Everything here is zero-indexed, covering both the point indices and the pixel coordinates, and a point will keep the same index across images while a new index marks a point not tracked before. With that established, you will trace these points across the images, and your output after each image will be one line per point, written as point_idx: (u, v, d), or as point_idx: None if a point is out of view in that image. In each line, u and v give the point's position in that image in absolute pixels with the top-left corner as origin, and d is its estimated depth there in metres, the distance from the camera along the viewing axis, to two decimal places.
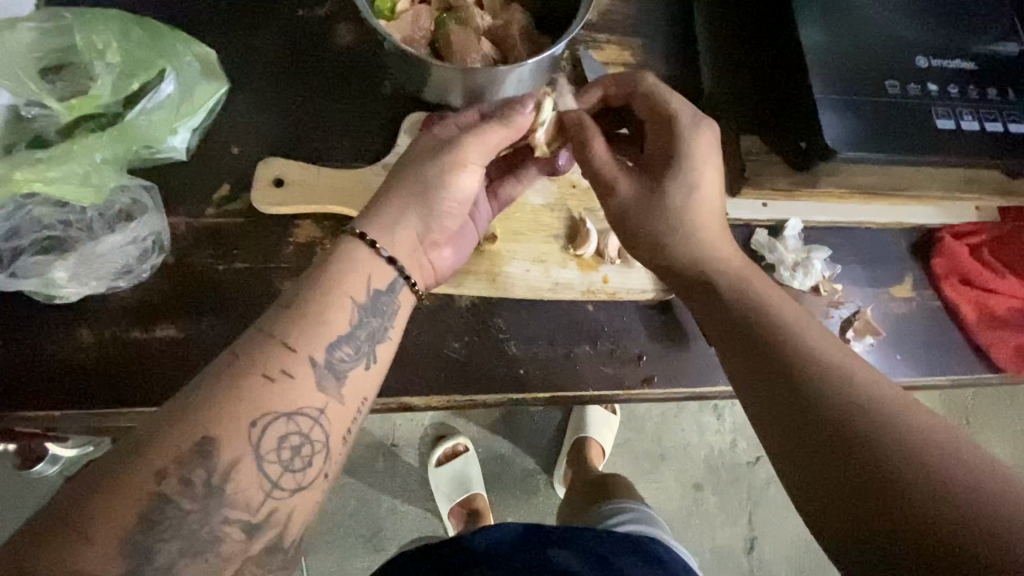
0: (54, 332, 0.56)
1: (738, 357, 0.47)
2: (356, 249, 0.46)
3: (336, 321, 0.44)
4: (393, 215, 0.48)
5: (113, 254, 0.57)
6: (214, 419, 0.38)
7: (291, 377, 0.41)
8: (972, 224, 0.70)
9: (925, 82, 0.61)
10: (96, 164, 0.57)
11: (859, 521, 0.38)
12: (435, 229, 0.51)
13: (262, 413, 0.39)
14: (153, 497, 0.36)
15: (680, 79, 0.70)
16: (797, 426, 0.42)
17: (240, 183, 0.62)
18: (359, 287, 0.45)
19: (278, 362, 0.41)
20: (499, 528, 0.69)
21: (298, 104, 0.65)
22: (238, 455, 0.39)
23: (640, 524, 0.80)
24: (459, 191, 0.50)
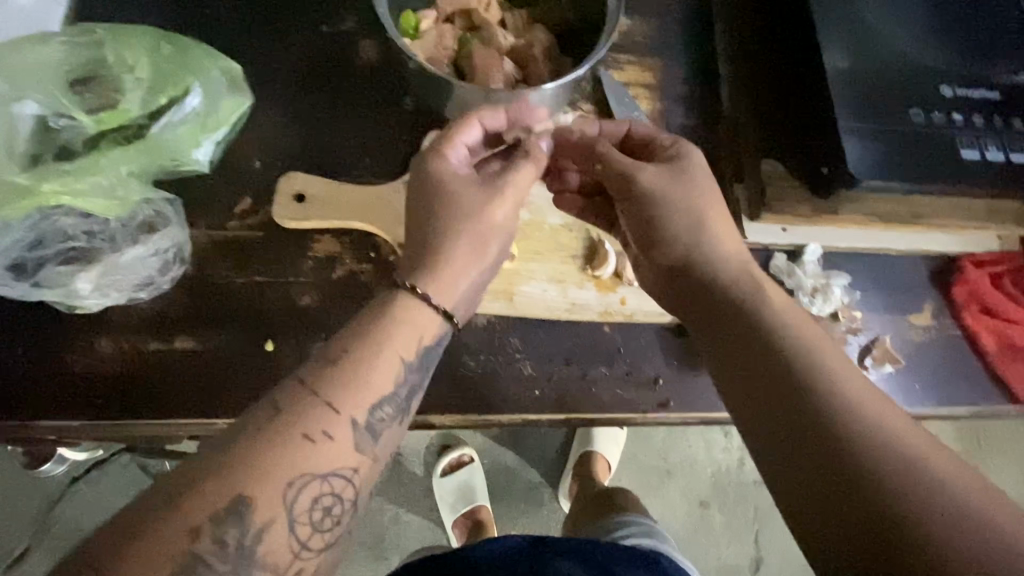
0: (76, 342, 0.56)
1: (741, 373, 0.47)
2: (412, 305, 0.48)
3: (386, 377, 0.45)
4: (450, 271, 0.50)
5: (136, 266, 0.58)
6: (256, 476, 0.39)
7: (330, 441, 0.42)
8: (994, 253, 0.69)
9: (949, 112, 0.61)
10: (122, 177, 0.58)
11: (833, 502, 0.39)
12: (484, 276, 0.53)
13: (296, 475, 0.40)
14: (187, 555, 0.37)
15: (699, 100, 0.70)
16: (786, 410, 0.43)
17: (261, 196, 0.62)
18: (409, 346, 0.47)
19: (321, 424, 0.42)
20: (503, 540, 0.68)
21: (320, 119, 0.65)
22: (273, 516, 0.39)
23: (642, 537, 0.79)
24: (501, 239, 0.53)
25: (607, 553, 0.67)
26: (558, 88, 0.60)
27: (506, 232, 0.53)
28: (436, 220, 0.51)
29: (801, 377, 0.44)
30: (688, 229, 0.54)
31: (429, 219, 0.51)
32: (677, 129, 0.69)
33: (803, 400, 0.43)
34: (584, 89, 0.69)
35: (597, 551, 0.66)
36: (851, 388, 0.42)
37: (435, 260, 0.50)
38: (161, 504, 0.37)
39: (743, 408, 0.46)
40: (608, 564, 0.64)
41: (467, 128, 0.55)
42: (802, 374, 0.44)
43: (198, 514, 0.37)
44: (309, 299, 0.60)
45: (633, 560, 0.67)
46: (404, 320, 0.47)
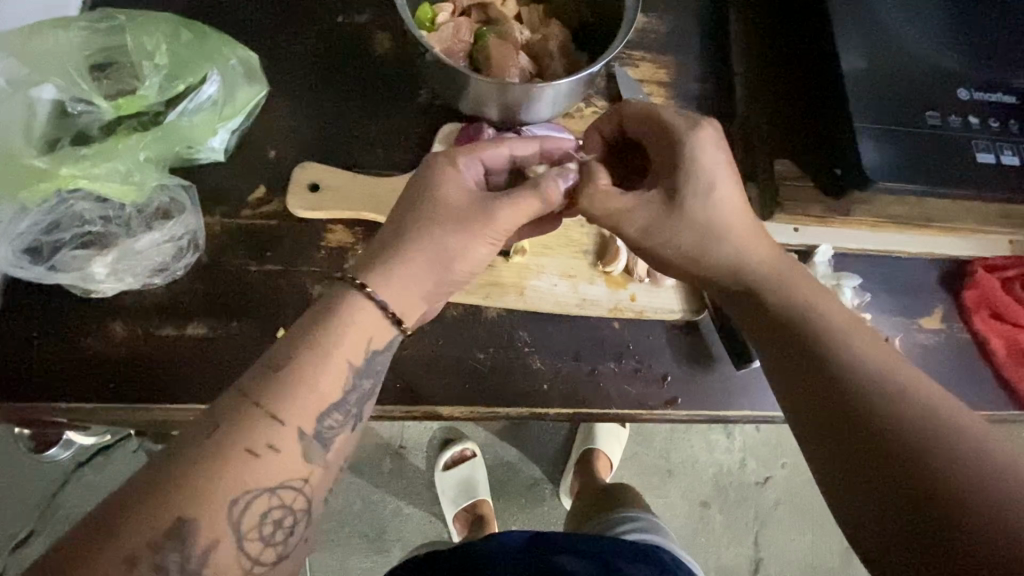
0: (89, 326, 0.57)
1: (783, 366, 0.47)
2: (360, 312, 0.46)
3: (332, 385, 0.45)
4: (403, 280, 0.48)
5: (151, 252, 0.58)
6: (196, 496, 0.39)
7: (272, 455, 0.42)
8: (1007, 258, 0.68)
9: (966, 115, 0.61)
10: (139, 163, 0.58)
11: (876, 483, 0.40)
12: (444, 290, 0.51)
13: (239, 491, 0.40)
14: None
15: (713, 100, 0.70)
16: (823, 395, 0.44)
17: (275, 186, 0.63)
18: (355, 351, 0.46)
19: (264, 437, 0.41)
20: (503, 535, 0.68)
21: (335, 110, 0.66)
22: (218, 536, 0.39)
23: (645, 533, 0.79)
24: (473, 257, 0.50)
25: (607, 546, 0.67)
26: (575, 83, 0.59)
27: (479, 247, 0.50)
28: (402, 232, 0.49)
29: (850, 377, 0.43)
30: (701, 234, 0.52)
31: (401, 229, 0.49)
32: None
33: (856, 399, 0.42)
34: (599, 86, 0.69)
35: (595, 545, 0.66)
36: (896, 377, 0.42)
37: (388, 266, 0.48)
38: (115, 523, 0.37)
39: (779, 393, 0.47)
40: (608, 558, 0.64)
41: (490, 149, 0.54)
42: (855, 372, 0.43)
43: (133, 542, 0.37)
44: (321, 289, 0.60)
45: (632, 556, 0.67)
46: (345, 323, 0.46)
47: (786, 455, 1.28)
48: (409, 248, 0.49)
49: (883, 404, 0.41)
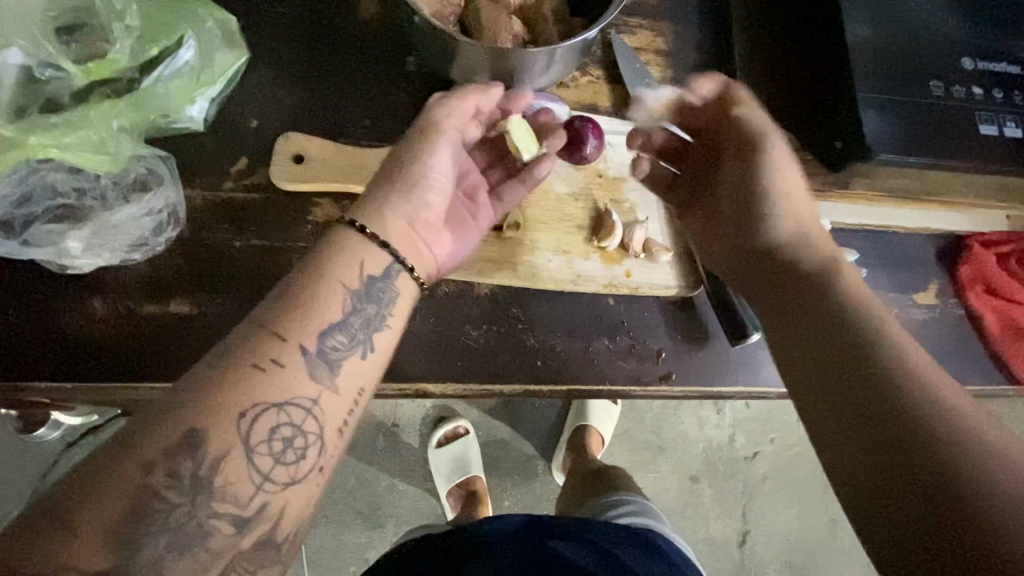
0: (66, 304, 0.55)
1: (798, 341, 0.42)
2: (346, 235, 0.47)
3: (330, 305, 0.44)
4: (380, 200, 0.49)
5: (128, 225, 0.56)
6: (203, 406, 0.38)
7: (278, 367, 0.41)
8: (1003, 233, 0.68)
9: (970, 85, 0.59)
10: (113, 132, 0.55)
11: (891, 472, 0.34)
12: (424, 209, 0.51)
13: (244, 404, 0.39)
14: (142, 491, 0.36)
15: (711, 70, 0.68)
16: (841, 370, 0.39)
17: (258, 159, 0.61)
18: (351, 275, 0.46)
19: (269, 352, 0.41)
20: (500, 519, 0.67)
21: (319, 78, 0.63)
22: (229, 445, 0.39)
23: (641, 517, 0.79)
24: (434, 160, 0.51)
25: (608, 535, 0.66)
26: (569, 49, 0.57)
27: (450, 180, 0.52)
28: (388, 171, 0.51)
29: (878, 359, 0.38)
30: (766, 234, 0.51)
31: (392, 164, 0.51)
32: None
33: (891, 387, 0.36)
34: (595, 54, 0.67)
35: (594, 533, 0.66)
36: (931, 371, 0.37)
37: (387, 203, 0.49)
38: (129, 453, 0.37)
39: (790, 369, 0.42)
40: (611, 550, 0.63)
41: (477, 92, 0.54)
42: (880, 353, 0.38)
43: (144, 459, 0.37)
44: None
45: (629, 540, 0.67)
46: (347, 255, 0.46)
47: (775, 432, 1.29)
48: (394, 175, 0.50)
49: (922, 396, 0.36)
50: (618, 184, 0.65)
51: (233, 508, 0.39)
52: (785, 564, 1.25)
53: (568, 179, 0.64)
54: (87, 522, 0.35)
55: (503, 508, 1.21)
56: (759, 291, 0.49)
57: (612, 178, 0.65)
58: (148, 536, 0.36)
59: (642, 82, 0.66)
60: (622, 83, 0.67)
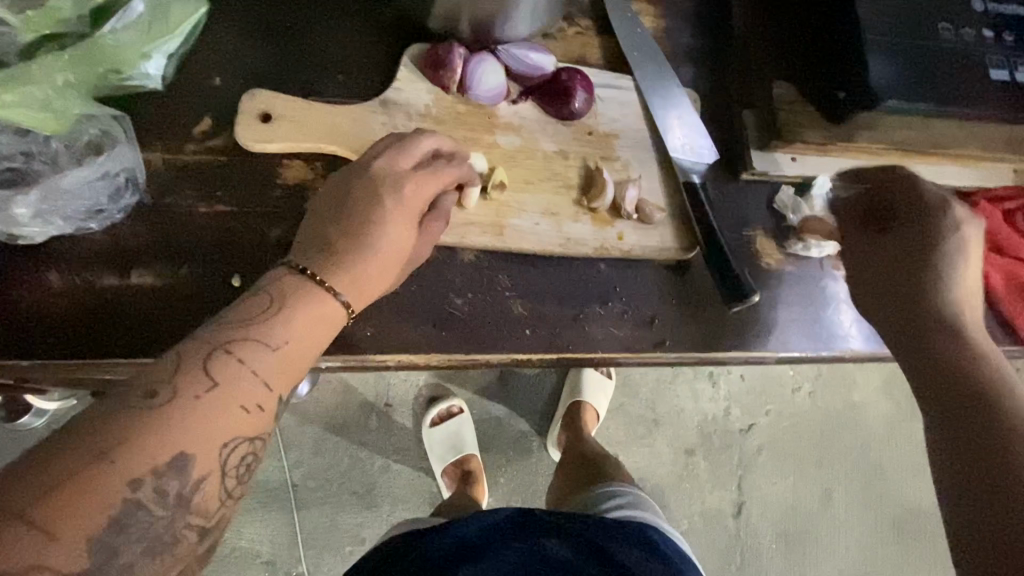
0: (21, 276, 0.51)
1: (940, 398, 0.43)
2: (314, 297, 0.43)
3: (301, 368, 0.42)
4: (342, 264, 0.45)
5: (81, 190, 0.51)
6: (188, 434, 0.36)
7: (256, 411, 0.39)
8: (1010, 188, 0.65)
9: (980, 27, 0.56)
10: (59, 88, 0.50)
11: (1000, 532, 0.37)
12: (376, 269, 0.46)
13: (223, 439, 0.37)
14: (127, 503, 0.33)
15: (704, 21, 0.65)
16: (968, 429, 0.41)
17: (222, 118, 0.56)
18: (322, 334, 0.43)
19: (251, 395, 0.39)
20: (487, 516, 0.64)
21: (286, 31, 0.58)
22: (209, 471, 0.37)
23: (635, 508, 0.75)
24: (386, 230, 0.46)
25: (603, 530, 0.64)
26: None
27: (399, 234, 0.47)
28: (343, 229, 0.46)
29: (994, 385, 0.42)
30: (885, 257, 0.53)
31: (343, 205, 0.47)
32: (683, 51, 0.64)
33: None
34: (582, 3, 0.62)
35: (588, 529, 0.63)
36: None
37: (346, 269, 0.45)
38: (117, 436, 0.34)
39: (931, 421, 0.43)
40: (606, 546, 0.61)
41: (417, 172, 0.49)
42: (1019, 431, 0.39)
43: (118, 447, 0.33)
44: (280, 232, 0.55)
45: (623, 536, 0.64)
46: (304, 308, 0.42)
47: (770, 403, 1.28)
48: (348, 235, 0.46)
49: None
50: (609, 141, 0.61)
51: (200, 518, 0.37)
52: (780, 533, 1.25)
53: (556, 136, 0.60)
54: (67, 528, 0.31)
55: (499, 485, 1.19)
56: (907, 351, 0.49)
57: (603, 134, 0.61)
58: (126, 544, 0.34)
59: (633, 33, 0.62)
60: (612, 35, 0.63)
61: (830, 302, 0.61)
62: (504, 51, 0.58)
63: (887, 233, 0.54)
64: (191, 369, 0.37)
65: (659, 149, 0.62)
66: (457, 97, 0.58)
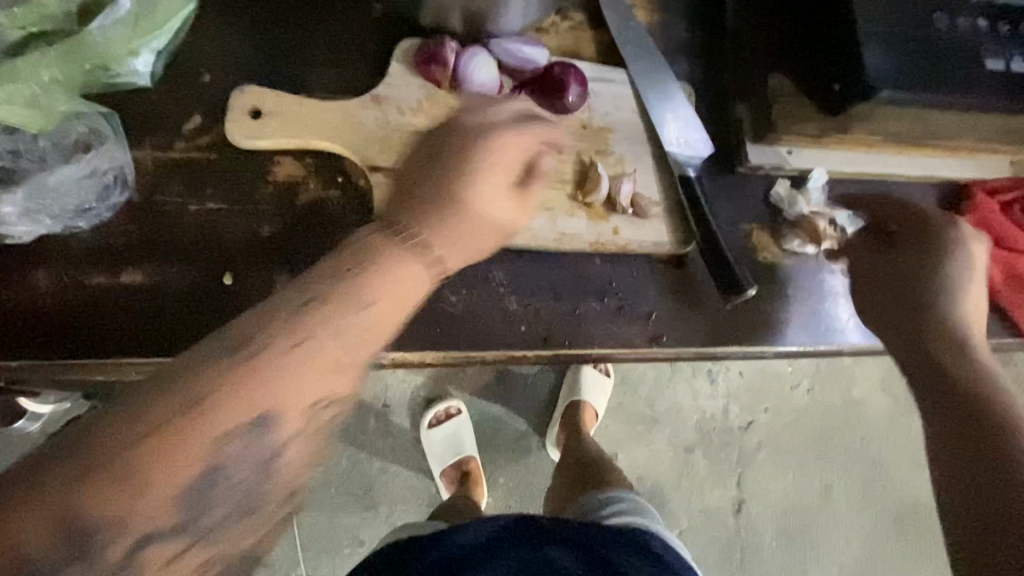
0: (9, 276, 0.50)
1: (940, 416, 0.43)
2: (391, 255, 0.39)
3: (386, 326, 0.38)
4: (444, 224, 0.44)
5: (70, 188, 0.50)
6: (272, 387, 0.33)
7: (340, 370, 0.35)
8: (1008, 180, 0.65)
9: (975, 17, 0.55)
10: (45, 85, 0.49)
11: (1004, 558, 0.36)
12: (475, 227, 0.46)
13: (312, 399, 0.34)
14: (209, 464, 0.31)
15: (698, 15, 0.64)
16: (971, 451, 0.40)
17: (212, 115, 0.56)
18: (407, 288, 0.39)
19: (334, 354, 0.35)
20: (484, 523, 0.63)
21: (276, 28, 0.58)
22: (299, 432, 0.34)
23: (634, 513, 0.74)
24: (469, 187, 0.46)
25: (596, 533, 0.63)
26: None
27: (497, 200, 0.47)
28: (434, 185, 0.46)
29: (1002, 417, 0.41)
30: (884, 267, 0.53)
31: (431, 166, 0.47)
32: (676, 45, 0.63)
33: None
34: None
35: (586, 534, 0.63)
36: None
37: (433, 224, 0.43)
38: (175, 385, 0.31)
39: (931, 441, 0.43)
40: (602, 552, 0.60)
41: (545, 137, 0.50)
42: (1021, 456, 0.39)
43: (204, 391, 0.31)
44: (271, 229, 0.54)
45: (623, 543, 0.63)
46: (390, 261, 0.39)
47: (769, 400, 1.28)
48: (448, 194, 0.45)
49: None
50: (603, 136, 0.61)
51: (293, 488, 0.35)
52: (779, 531, 1.24)
53: None
54: (151, 484, 0.30)
55: (498, 485, 1.19)
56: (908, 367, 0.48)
57: (597, 129, 0.61)
58: (215, 503, 0.32)
59: (626, 26, 0.61)
60: (605, 28, 0.63)
61: (828, 296, 0.61)
62: (496, 45, 0.57)
63: (894, 245, 0.53)
64: (277, 327, 0.34)
65: (653, 144, 0.61)
66: (449, 92, 0.58)
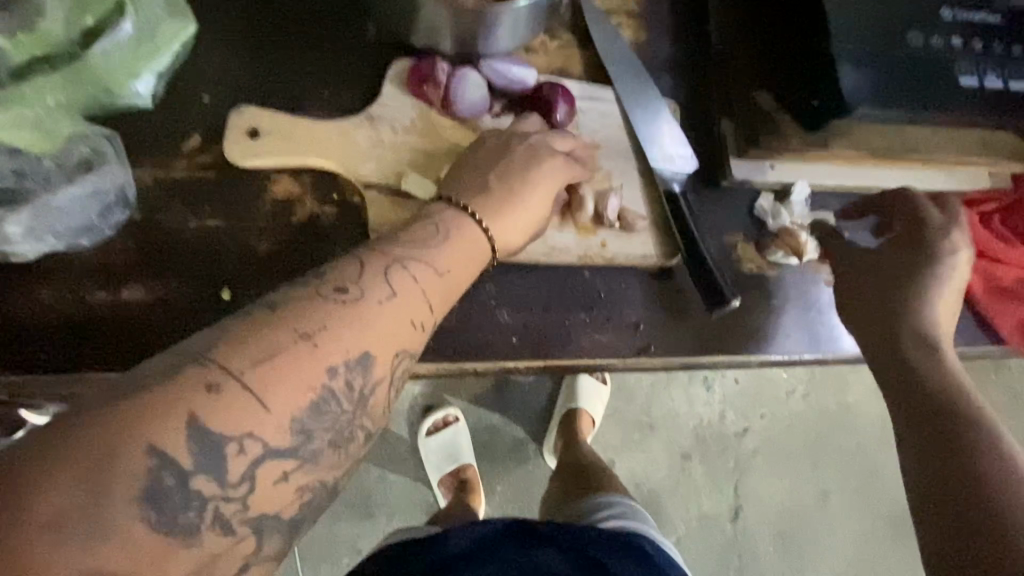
0: (13, 293, 0.52)
1: (908, 404, 0.47)
2: (465, 220, 0.52)
3: (451, 289, 0.48)
4: (495, 193, 0.54)
5: (72, 209, 0.52)
6: (371, 334, 0.41)
7: (414, 328, 0.44)
8: (985, 192, 0.67)
9: (949, 36, 0.57)
10: (50, 109, 0.52)
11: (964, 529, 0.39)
12: (518, 199, 0.54)
13: (394, 348, 0.43)
14: (323, 389, 0.39)
15: (683, 34, 0.66)
16: (937, 433, 0.43)
17: (211, 135, 0.58)
18: (469, 258, 0.50)
19: (412, 310, 0.44)
20: (479, 526, 0.65)
21: (273, 50, 0.60)
22: (383, 375, 0.42)
23: (627, 519, 0.76)
24: (519, 161, 0.55)
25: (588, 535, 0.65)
26: (534, 7, 0.55)
27: (539, 180, 0.55)
28: (488, 164, 0.55)
29: (961, 405, 0.44)
30: (877, 269, 0.55)
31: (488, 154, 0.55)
32: (662, 63, 0.65)
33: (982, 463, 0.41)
34: (563, 18, 0.64)
35: (579, 537, 0.64)
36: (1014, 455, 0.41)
37: (491, 193, 0.53)
38: (302, 326, 0.39)
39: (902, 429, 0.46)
40: (592, 553, 0.62)
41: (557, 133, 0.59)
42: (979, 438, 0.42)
43: (320, 333, 0.39)
44: (268, 245, 0.56)
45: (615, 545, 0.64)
46: (457, 241, 0.50)
47: (764, 406, 1.29)
48: (503, 174, 0.54)
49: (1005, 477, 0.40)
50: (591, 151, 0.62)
51: (371, 422, 0.42)
52: (776, 536, 1.25)
53: None
54: (277, 401, 0.37)
55: (496, 493, 1.20)
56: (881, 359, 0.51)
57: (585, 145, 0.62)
58: (318, 428, 0.38)
59: (613, 45, 0.63)
60: (593, 47, 0.65)
61: (813, 306, 0.63)
62: (486, 65, 0.59)
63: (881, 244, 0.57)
64: (377, 274, 0.44)
65: (640, 159, 0.63)
66: (442, 111, 0.60)
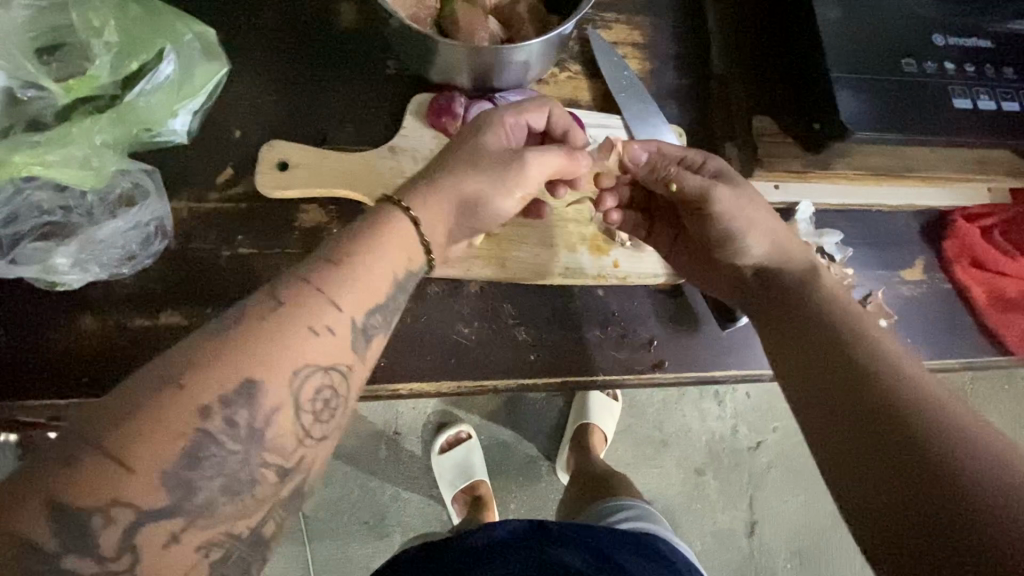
0: (56, 320, 0.55)
1: (793, 346, 0.47)
2: (387, 212, 0.46)
3: (371, 290, 0.42)
4: (427, 179, 0.48)
5: (114, 240, 0.56)
6: (262, 359, 0.37)
7: (337, 338, 0.40)
8: (985, 206, 0.69)
9: (942, 60, 0.60)
10: (96, 147, 0.55)
11: (872, 449, 0.38)
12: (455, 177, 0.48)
13: (296, 364, 0.38)
14: (197, 432, 0.34)
15: (687, 62, 0.70)
16: (824, 365, 0.44)
17: (243, 168, 0.61)
18: (387, 253, 0.44)
19: (326, 320, 0.39)
20: (501, 526, 0.66)
21: (300, 87, 0.64)
22: (281, 400, 0.37)
23: (639, 521, 0.76)
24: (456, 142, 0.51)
25: (608, 540, 0.65)
26: (545, 45, 0.57)
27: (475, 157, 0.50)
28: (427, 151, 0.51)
29: (839, 334, 0.46)
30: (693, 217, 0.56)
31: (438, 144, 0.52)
32: (668, 90, 0.69)
33: (869, 380, 0.41)
34: (572, 50, 0.68)
35: (595, 538, 0.64)
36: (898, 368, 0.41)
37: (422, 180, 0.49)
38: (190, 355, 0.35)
39: (791, 373, 0.47)
40: (608, 554, 0.62)
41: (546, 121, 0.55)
42: (858, 357, 0.43)
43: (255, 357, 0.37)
44: None
45: (628, 544, 0.65)
46: (366, 238, 0.44)
47: (777, 419, 1.29)
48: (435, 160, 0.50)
49: (896, 388, 0.39)
50: None
51: (277, 457, 0.37)
52: (794, 551, 1.24)
53: None
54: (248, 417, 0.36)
55: (510, 510, 1.21)
56: (765, 311, 0.53)
57: None
58: (202, 478, 0.34)
59: (620, 73, 0.67)
60: (601, 78, 0.68)
61: None
62: (500, 98, 0.63)
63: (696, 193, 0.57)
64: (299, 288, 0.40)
65: None
66: None
